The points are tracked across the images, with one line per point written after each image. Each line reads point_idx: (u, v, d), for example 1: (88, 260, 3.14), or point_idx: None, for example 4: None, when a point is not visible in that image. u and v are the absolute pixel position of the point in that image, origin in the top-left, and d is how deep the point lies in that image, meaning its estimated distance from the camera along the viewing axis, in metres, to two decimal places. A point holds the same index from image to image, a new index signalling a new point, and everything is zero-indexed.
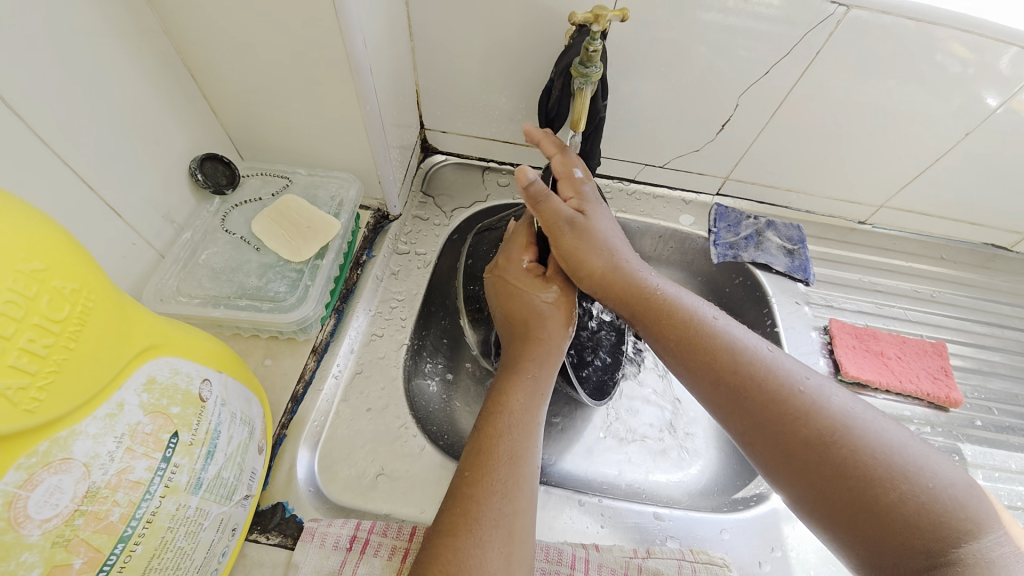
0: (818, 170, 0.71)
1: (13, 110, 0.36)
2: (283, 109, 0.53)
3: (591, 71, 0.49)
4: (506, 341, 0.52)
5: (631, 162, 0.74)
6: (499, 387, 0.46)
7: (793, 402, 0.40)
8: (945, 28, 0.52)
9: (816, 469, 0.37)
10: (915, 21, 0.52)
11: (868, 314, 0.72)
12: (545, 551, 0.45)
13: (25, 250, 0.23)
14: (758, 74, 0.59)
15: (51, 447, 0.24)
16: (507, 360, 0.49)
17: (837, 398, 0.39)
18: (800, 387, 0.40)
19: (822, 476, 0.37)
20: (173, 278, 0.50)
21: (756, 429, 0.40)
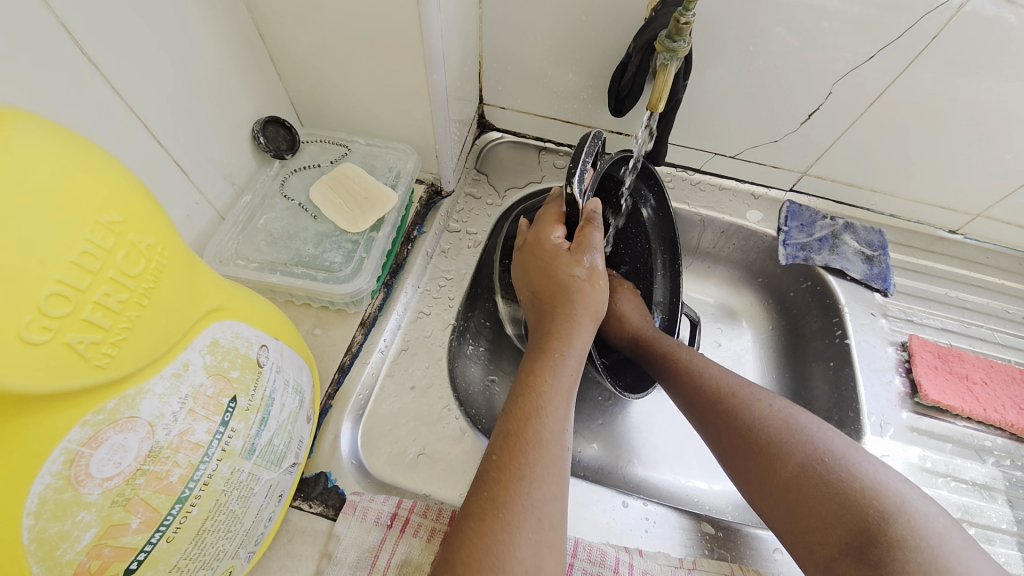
0: (911, 170, 0.64)
1: (91, 62, 0.35)
2: (346, 74, 0.52)
3: (679, 46, 0.46)
4: (535, 318, 0.49)
5: (700, 151, 0.69)
6: (527, 368, 0.44)
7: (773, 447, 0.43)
8: None
9: (774, 469, 0.42)
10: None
11: (952, 332, 0.65)
12: (588, 551, 0.43)
13: (104, 200, 0.22)
14: (856, 61, 0.53)
15: (118, 404, 0.24)
16: (536, 338, 0.46)
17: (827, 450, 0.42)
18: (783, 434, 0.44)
19: (782, 479, 0.42)
20: (231, 240, 0.50)
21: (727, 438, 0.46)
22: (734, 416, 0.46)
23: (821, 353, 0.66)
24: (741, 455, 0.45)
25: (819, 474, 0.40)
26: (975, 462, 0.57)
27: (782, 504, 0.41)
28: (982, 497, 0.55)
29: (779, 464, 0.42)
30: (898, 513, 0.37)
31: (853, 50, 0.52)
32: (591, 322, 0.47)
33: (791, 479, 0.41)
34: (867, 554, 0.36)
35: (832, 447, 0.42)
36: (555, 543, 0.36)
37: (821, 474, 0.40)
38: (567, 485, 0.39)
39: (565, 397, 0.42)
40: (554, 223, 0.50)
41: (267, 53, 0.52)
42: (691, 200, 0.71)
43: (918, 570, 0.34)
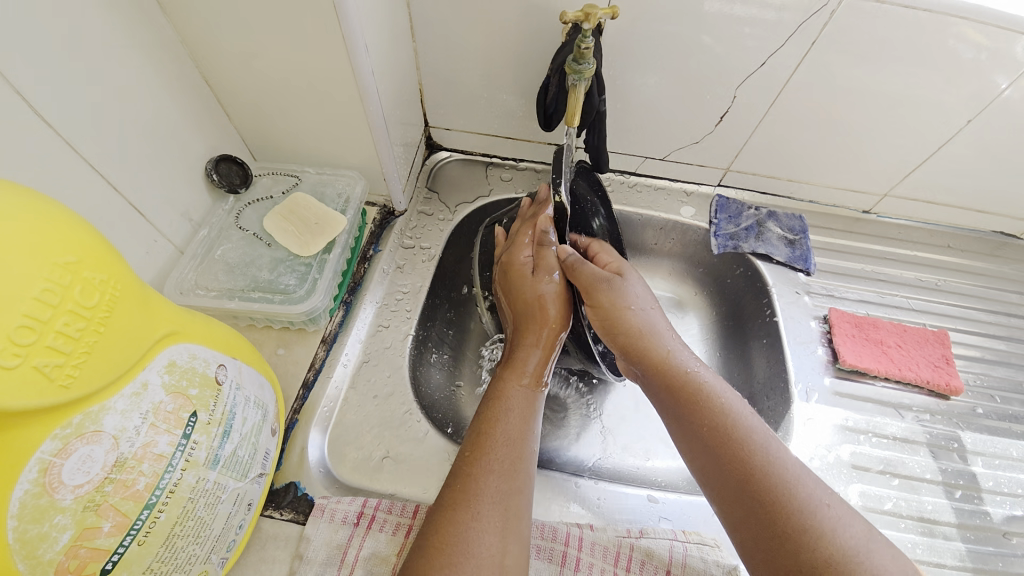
0: (820, 159, 0.71)
1: (45, 120, 0.39)
2: (291, 110, 0.56)
3: (584, 68, 0.51)
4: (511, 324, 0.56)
5: (631, 156, 0.75)
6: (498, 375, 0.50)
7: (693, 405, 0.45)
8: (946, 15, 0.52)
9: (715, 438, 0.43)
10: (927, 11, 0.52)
11: (870, 303, 0.72)
12: (540, 529, 0.47)
13: (60, 244, 0.25)
14: (755, 65, 0.60)
15: (83, 420, 0.27)
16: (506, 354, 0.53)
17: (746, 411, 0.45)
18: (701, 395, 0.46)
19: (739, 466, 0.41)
20: (191, 272, 0.53)
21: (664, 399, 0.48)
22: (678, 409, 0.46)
23: (757, 332, 0.71)
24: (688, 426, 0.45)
25: (774, 478, 0.40)
26: (894, 418, 0.63)
27: (723, 486, 0.41)
28: (905, 450, 0.61)
29: (723, 440, 0.42)
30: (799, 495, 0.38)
31: (747, 57, 0.59)
32: (547, 332, 0.53)
33: (738, 464, 0.41)
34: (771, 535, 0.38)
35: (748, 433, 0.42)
36: (519, 532, 0.40)
37: (761, 466, 0.40)
38: (532, 481, 0.43)
39: (532, 404, 0.48)
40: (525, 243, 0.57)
41: (214, 96, 0.56)
42: (629, 202, 0.77)
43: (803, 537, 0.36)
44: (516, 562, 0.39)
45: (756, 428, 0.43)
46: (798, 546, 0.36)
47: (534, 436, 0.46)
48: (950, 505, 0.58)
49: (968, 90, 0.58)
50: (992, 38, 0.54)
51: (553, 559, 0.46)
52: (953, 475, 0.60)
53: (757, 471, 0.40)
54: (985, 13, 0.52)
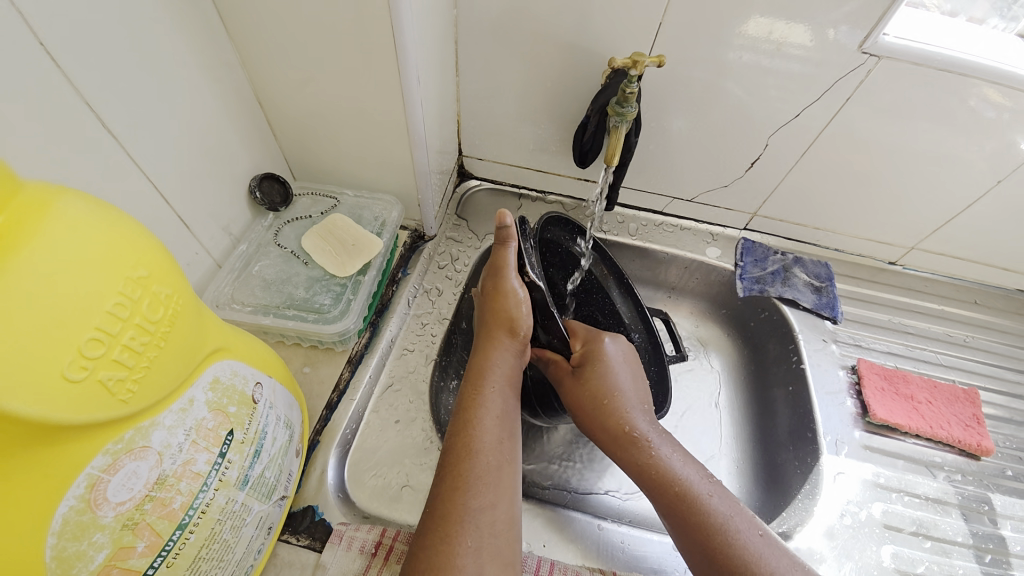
0: (845, 209, 0.72)
1: (110, 131, 0.41)
2: (336, 134, 0.58)
3: (627, 111, 0.54)
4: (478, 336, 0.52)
5: (660, 195, 0.76)
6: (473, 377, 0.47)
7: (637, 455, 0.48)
8: (975, 77, 0.53)
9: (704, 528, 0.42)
10: (951, 71, 0.53)
11: (898, 355, 0.71)
12: (563, 572, 0.46)
13: (134, 258, 0.26)
14: (787, 115, 0.61)
15: (134, 435, 0.27)
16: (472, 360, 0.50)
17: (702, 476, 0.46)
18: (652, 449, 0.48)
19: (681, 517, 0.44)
20: (228, 286, 0.54)
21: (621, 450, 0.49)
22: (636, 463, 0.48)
23: (782, 379, 0.70)
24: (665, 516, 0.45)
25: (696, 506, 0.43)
26: (926, 476, 0.61)
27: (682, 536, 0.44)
28: (937, 511, 0.59)
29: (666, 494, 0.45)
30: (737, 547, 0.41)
31: (782, 108, 0.60)
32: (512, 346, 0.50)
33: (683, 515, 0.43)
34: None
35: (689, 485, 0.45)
36: (498, 551, 0.38)
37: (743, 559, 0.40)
38: (511, 494, 0.41)
39: (502, 413, 0.45)
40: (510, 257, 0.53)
41: (265, 117, 0.58)
42: (656, 240, 0.78)
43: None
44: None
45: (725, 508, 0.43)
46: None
47: (508, 442, 0.44)
48: (981, 571, 0.56)
49: (994, 150, 0.59)
50: (1012, 99, 0.54)
51: None
52: (984, 539, 0.58)
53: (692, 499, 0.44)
54: (1015, 75, 0.53)
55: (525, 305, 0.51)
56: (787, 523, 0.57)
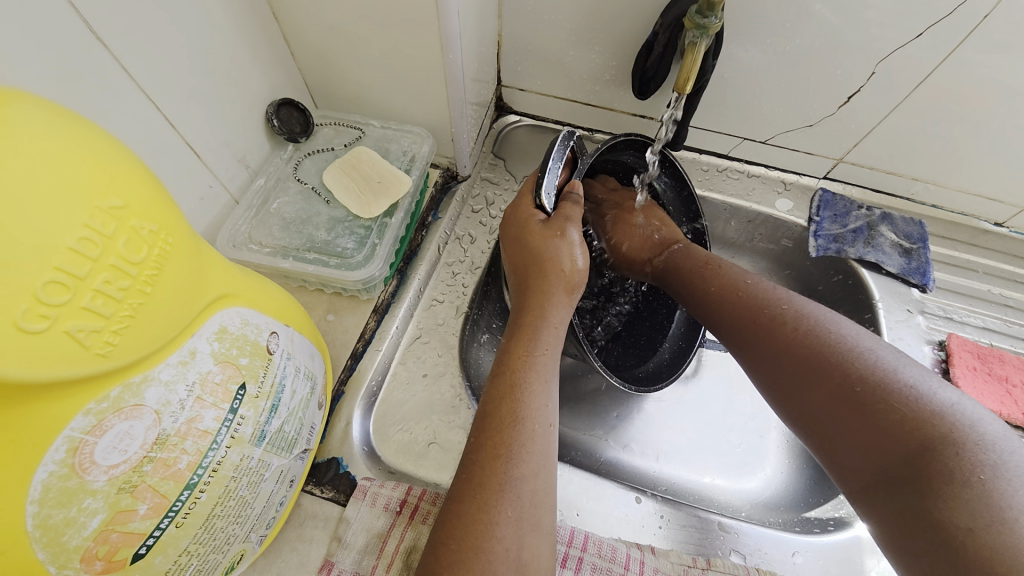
0: (955, 159, 0.60)
1: (98, 39, 0.35)
2: (360, 53, 0.50)
3: (710, 22, 0.44)
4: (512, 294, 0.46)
5: (727, 136, 0.65)
6: (511, 336, 0.42)
7: (755, 304, 0.45)
8: None
9: (771, 338, 0.42)
10: None
11: (995, 332, 0.62)
12: (598, 545, 0.43)
13: (104, 185, 0.21)
14: (908, 38, 0.49)
15: (123, 393, 0.23)
16: (513, 313, 0.44)
17: (770, 289, 0.45)
18: (752, 294, 0.45)
19: (809, 365, 0.39)
20: (245, 224, 0.50)
21: (698, 298, 0.48)
22: (726, 309, 0.46)
23: None
24: (730, 333, 0.46)
25: (819, 338, 0.40)
26: None
27: (778, 372, 0.41)
28: None
29: (780, 336, 0.42)
30: (851, 364, 0.38)
31: (901, 27, 0.48)
32: (563, 295, 0.43)
33: (778, 342, 0.42)
34: (856, 408, 0.36)
35: (812, 320, 0.41)
36: (537, 522, 0.34)
37: (862, 377, 0.37)
38: (552, 466, 0.37)
39: (548, 374, 0.40)
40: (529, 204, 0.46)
41: (280, 33, 0.50)
42: (717, 188, 0.68)
43: (902, 415, 0.34)
44: (538, 554, 0.34)
45: (851, 333, 0.40)
46: (869, 399, 0.36)
47: (553, 409, 0.39)
48: None
49: None
50: None
51: None
52: None
53: (807, 334, 0.41)
54: None
55: (579, 255, 0.44)
56: (845, 509, 0.51)
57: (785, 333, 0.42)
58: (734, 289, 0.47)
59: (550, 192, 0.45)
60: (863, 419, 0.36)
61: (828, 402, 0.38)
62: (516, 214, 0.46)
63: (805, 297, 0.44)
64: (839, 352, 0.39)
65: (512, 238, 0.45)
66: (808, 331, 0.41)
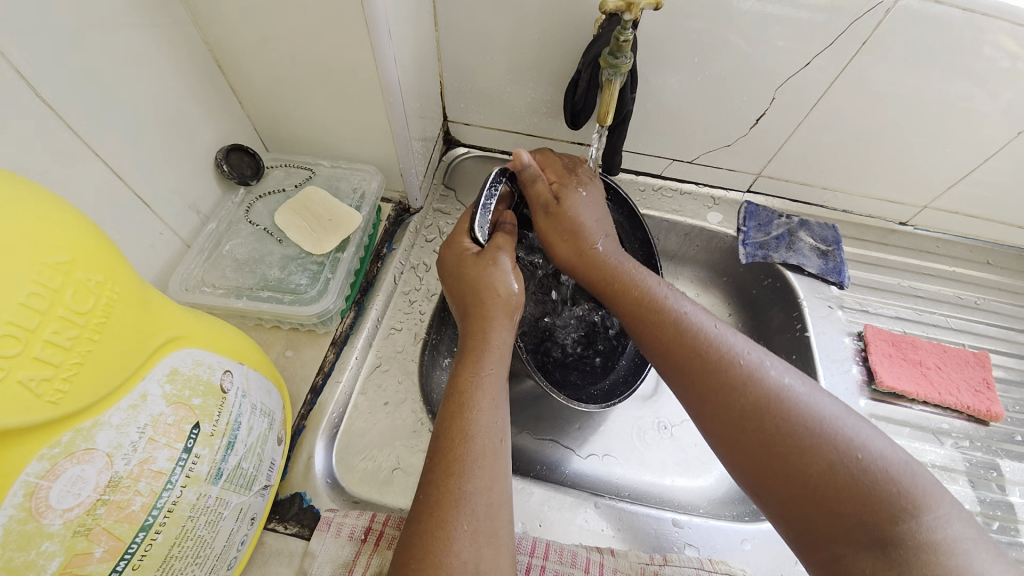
0: (855, 168, 0.67)
1: (45, 100, 0.36)
2: (306, 99, 0.53)
3: (621, 62, 0.49)
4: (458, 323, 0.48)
5: (658, 158, 0.71)
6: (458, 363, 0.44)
7: (732, 371, 0.40)
8: (993, 21, 0.48)
9: (743, 422, 0.39)
10: (969, 13, 0.48)
11: (906, 320, 0.68)
12: (559, 552, 0.44)
13: (51, 242, 0.23)
14: (797, 66, 0.56)
15: (74, 438, 0.24)
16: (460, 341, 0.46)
17: (758, 356, 0.41)
18: (739, 360, 0.41)
19: (765, 443, 0.38)
20: (198, 268, 0.51)
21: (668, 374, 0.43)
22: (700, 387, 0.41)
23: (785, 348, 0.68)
24: (664, 360, 0.44)
25: (775, 414, 0.38)
26: (933, 444, 0.60)
27: (735, 448, 0.39)
28: (943, 478, 0.58)
29: (740, 407, 0.39)
30: (813, 438, 0.36)
31: (789, 59, 0.55)
32: (504, 318, 0.46)
33: (745, 418, 0.39)
34: (828, 500, 0.35)
35: (771, 390, 0.39)
36: (495, 532, 0.36)
37: (799, 442, 0.37)
38: (506, 478, 0.39)
39: (496, 392, 0.42)
40: (462, 236, 0.50)
41: (227, 83, 0.53)
42: (654, 206, 0.74)
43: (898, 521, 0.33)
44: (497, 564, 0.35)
45: (797, 387, 0.39)
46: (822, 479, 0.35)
47: (504, 426, 0.41)
48: None
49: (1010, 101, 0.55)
50: None
51: None
52: (991, 506, 0.57)
53: (763, 406, 0.38)
54: None
55: (512, 280, 0.47)
56: None
57: (748, 406, 0.39)
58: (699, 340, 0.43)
59: (482, 225, 0.49)
60: (829, 498, 0.35)
61: (795, 505, 0.36)
62: (452, 252, 0.49)
63: (767, 358, 0.41)
64: (797, 428, 0.37)
65: (453, 272, 0.48)
66: (763, 403, 0.39)
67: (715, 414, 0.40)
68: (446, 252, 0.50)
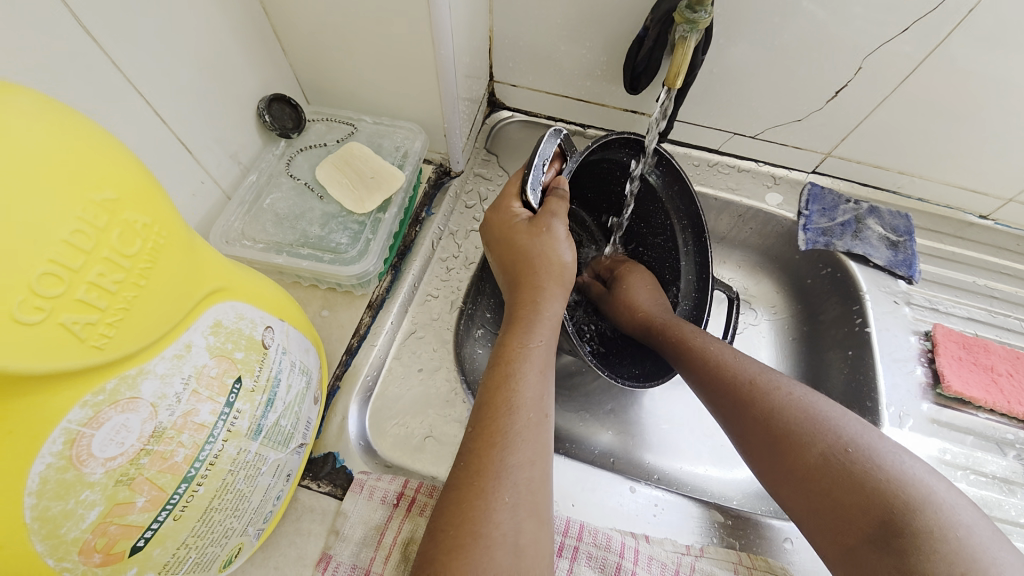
0: (939, 153, 0.61)
1: (90, 36, 0.35)
2: (351, 49, 0.50)
3: (699, 16, 0.44)
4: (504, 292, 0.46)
5: (718, 131, 0.66)
6: (506, 333, 0.42)
7: (789, 416, 0.41)
8: None
9: (806, 468, 0.39)
10: None
11: (980, 322, 0.63)
12: (593, 535, 0.43)
13: (97, 177, 0.21)
14: (889, 34, 0.49)
15: (118, 385, 0.24)
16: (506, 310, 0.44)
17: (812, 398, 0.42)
18: (792, 405, 0.42)
19: (832, 493, 0.38)
20: (238, 220, 0.50)
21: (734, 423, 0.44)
22: (762, 430, 0.42)
23: (840, 343, 0.64)
24: (730, 414, 0.45)
25: (835, 462, 0.38)
26: (995, 454, 0.56)
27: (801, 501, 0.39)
28: (1003, 491, 0.55)
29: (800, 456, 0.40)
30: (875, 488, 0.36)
31: (882, 25, 0.49)
32: (557, 289, 0.44)
33: (808, 463, 0.39)
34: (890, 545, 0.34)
35: (843, 433, 0.39)
36: (536, 508, 0.35)
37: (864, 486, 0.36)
38: (547, 454, 0.37)
39: (543, 364, 0.40)
40: (510, 198, 0.47)
41: (271, 29, 0.50)
42: (707, 182, 0.69)
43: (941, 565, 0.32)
44: (533, 545, 0.34)
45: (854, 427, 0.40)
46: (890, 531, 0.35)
47: (549, 399, 0.39)
48: None
49: None
50: None
51: (606, 569, 0.42)
52: None
53: (823, 450, 0.39)
54: None
55: (566, 250, 0.44)
56: None
57: (807, 453, 0.39)
58: (779, 408, 0.42)
59: (535, 187, 0.45)
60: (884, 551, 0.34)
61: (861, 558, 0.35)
62: (501, 217, 0.46)
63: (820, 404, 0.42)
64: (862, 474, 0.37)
65: (502, 238, 0.45)
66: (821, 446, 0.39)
67: (791, 489, 0.40)
68: (493, 217, 0.47)
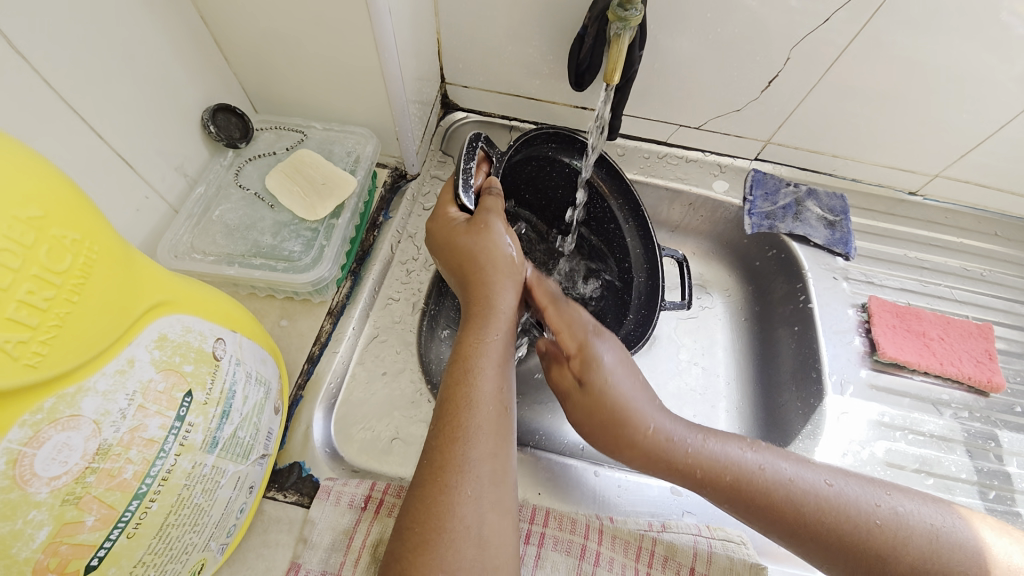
0: (867, 136, 0.65)
1: (19, 52, 0.34)
2: (296, 57, 0.50)
3: (631, 14, 0.46)
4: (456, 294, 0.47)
5: (665, 124, 0.68)
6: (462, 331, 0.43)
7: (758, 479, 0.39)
8: None
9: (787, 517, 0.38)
10: None
11: (912, 292, 0.68)
12: (559, 520, 0.45)
13: (23, 194, 0.21)
14: (812, 26, 0.53)
15: (58, 404, 0.23)
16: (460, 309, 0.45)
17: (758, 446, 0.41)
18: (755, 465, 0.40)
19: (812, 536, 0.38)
20: (187, 234, 0.49)
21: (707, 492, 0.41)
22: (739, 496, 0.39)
23: (788, 320, 0.68)
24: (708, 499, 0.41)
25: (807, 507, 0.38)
26: (933, 415, 0.61)
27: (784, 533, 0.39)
28: (941, 448, 0.59)
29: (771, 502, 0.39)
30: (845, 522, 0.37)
31: (805, 19, 0.52)
32: (510, 284, 0.45)
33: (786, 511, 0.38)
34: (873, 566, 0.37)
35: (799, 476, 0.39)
36: (501, 499, 0.36)
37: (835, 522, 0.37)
38: (509, 445, 0.38)
39: (500, 357, 0.41)
40: (449, 203, 0.49)
41: (211, 38, 0.50)
42: (657, 173, 0.72)
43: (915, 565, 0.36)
44: (499, 533, 0.35)
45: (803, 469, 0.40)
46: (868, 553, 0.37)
47: (509, 391, 0.40)
48: (984, 505, 0.56)
49: None
50: None
51: (572, 552, 0.43)
52: (988, 475, 0.58)
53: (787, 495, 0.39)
54: None
55: (509, 244, 0.46)
56: None
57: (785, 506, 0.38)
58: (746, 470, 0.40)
59: (468, 190, 0.48)
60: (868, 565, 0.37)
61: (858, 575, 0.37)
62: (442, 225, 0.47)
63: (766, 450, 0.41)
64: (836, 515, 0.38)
65: (445, 245, 0.46)
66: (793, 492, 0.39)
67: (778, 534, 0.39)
68: (434, 225, 0.48)
